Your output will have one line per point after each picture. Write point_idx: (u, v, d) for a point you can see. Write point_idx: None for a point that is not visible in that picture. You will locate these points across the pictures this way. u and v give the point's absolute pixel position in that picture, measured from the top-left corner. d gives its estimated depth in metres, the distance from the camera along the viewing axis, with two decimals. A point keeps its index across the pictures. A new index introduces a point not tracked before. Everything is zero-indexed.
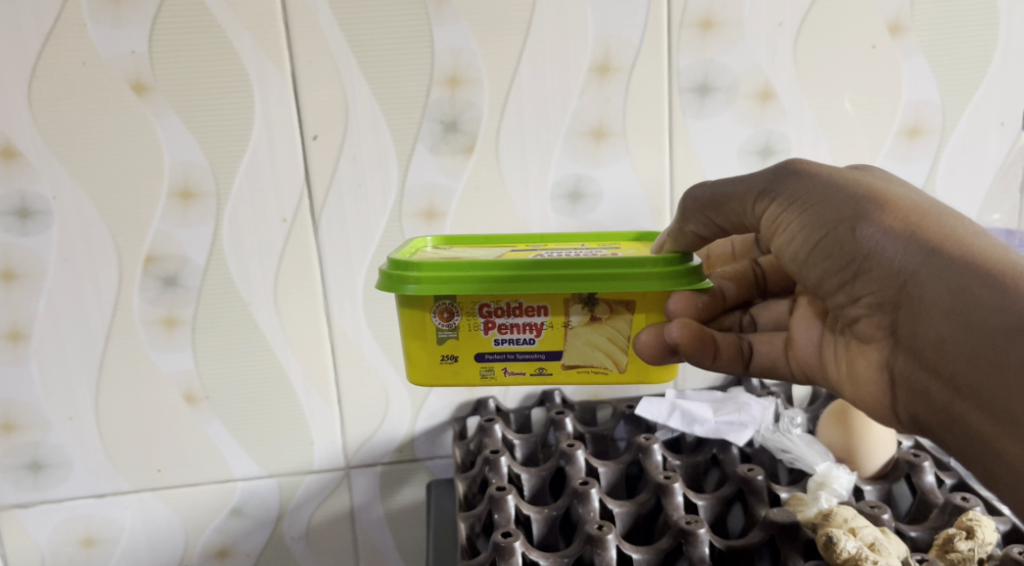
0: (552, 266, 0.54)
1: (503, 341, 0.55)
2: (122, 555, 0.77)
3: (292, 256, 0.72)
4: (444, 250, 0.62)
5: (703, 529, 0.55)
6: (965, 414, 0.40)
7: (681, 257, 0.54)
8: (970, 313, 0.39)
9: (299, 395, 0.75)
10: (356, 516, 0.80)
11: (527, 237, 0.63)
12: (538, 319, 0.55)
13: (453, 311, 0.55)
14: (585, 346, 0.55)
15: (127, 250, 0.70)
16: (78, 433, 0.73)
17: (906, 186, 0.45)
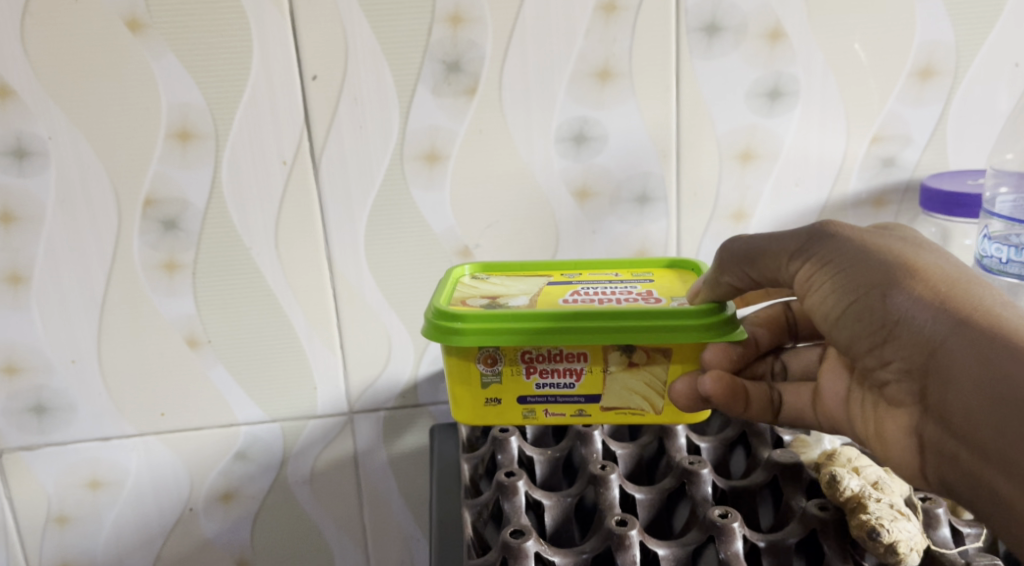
0: (593, 318, 0.54)
1: (545, 384, 0.56)
2: (127, 499, 0.78)
3: (292, 200, 0.71)
4: (482, 288, 0.62)
5: (706, 469, 0.56)
6: (993, 483, 0.41)
7: (716, 307, 0.55)
8: (998, 384, 0.40)
9: (301, 341, 0.75)
10: (360, 461, 0.80)
11: (561, 267, 0.66)
12: (579, 366, 0.55)
13: (497, 357, 0.55)
14: (623, 390, 0.55)
15: (127, 193, 0.69)
16: (81, 376, 0.73)
17: (939, 254, 0.47)
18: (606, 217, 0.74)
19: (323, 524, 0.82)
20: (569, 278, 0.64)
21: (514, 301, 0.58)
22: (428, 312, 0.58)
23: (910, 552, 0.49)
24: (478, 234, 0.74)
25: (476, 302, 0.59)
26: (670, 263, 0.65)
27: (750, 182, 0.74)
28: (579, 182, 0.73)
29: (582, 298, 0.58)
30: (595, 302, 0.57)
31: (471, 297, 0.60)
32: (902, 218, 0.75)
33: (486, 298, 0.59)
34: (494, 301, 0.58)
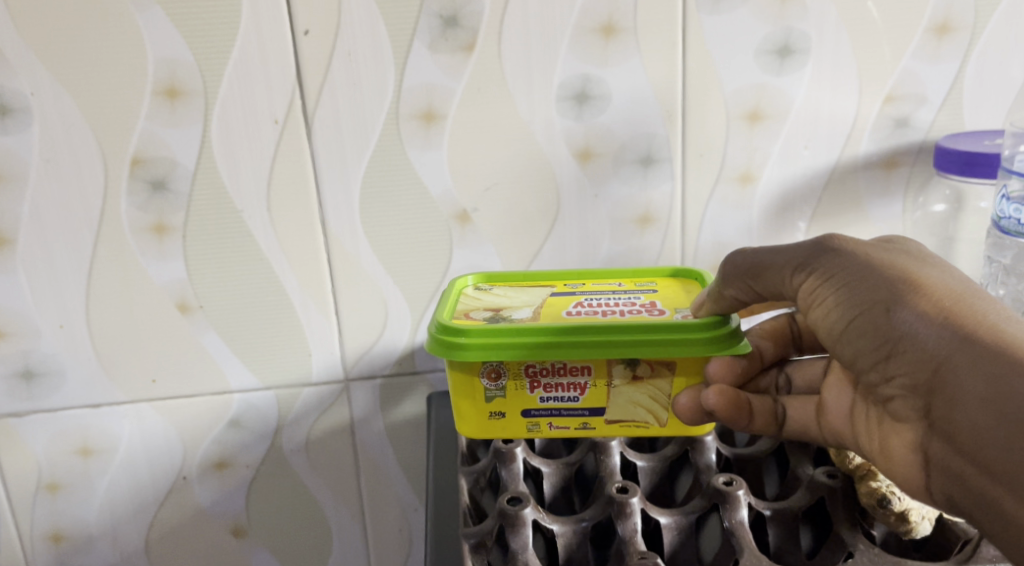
0: (597, 332, 0.53)
1: (549, 398, 0.55)
2: (119, 467, 0.77)
3: (285, 160, 0.69)
4: (484, 299, 0.62)
5: (709, 438, 0.58)
6: (997, 499, 0.42)
7: (720, 320, 0.54)
8: (1003, 403, 0.41)
9: (295, 307, 0.73)
10: (357, 429, 0.78)
11: (564, 275, 0.66)
12: (582, 379, 0.54)
13: (500, 371, 0.54)
14: (627, 402, 0.55)
15: (113, 152, 0.66)
16: (70, 341, 0.71)
17: (943, 268, 0.47)
18: (608, 180, 0.72)
19: (319, 493, 0.81)
20: (573, 287, 0.64)
21: (517, 313, 0.58)
22: (432, 326, 0.57)
23: (922, 521, 0.50)
24: (476, 197, 0.71)
25: (479, 315, 0.58)
26: (674, 271, 0.64)
27: (758, 143, 0.71)
28: (581, 143, 0.71)
29: (586, 310, 0.58)
30: (598, 315, 0.56)
31: (474, 310, 0.59)
32: (915, 181, 0.73)
33: (489, 310, 0.59)
34: (497, 314, 0.58)
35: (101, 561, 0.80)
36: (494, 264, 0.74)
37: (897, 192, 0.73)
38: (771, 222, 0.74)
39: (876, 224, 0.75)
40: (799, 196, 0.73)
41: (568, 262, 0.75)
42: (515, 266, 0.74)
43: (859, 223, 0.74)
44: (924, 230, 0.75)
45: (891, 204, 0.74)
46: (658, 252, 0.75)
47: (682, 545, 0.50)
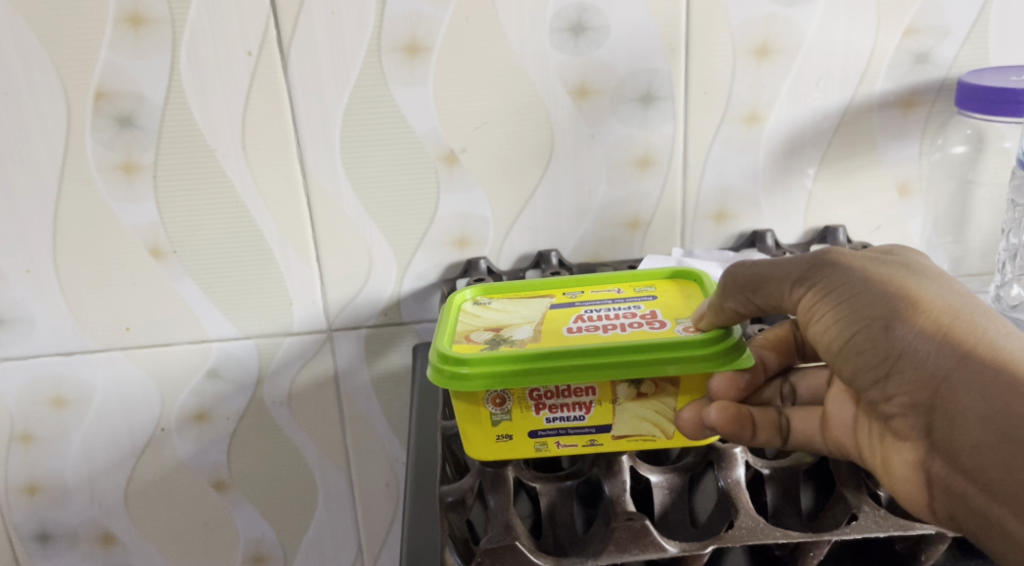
0: (608, 353, 0.46)
1: (554, 418, 0.47)
2: (94, 418, 0.74)
3: (260, 95, 0.64)
4: (482, 314, 0.53)
5: None
6: (1001, 519, 0.38)
7: (722, 332, 0.48)
8: (1004, 421, 0.37)
9: (275, 253, 0.70)
10: (341, 381, 0.75)
11: (560, 281, 0.57)
12: (588, 399, 0.47)
13: (505, 395, 0.46)
14: (636, 420, 0.47)
15: (75, 85, 0.62)
16: (38, 285, 0.68)
17: (943, 282, 0.43)
18: (606, 119, 0.67)
19: (303, 447, 0.78)
20: (572, 296, 0.55)
21: (517, 333, 0.50)
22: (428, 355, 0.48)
23: None
24: (465, 137, 0.67)
25: (479, 337, 0.50)
26: (672, 272, 0.56)
27: (766, 81, 0.67)
28: (576, 80, 0.66)
29: (590, 325, 0.50)
30: (605, 332, 0.49)
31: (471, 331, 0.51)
32: (933, 122, 0.68)
33: (489, 330, 0.51)
34: (497, 335, 0.50)
35: (79, 514, 0.78)
36: (484, 210, 0.70)
37: (913, 134, 0.69)
38: (778, 166, 0.70)
39: (889, 168, 0.70)
40: (808, 139, 0.69)
41: (563, 208, 0.70)
42: (506, 212, 0.70)
43: (872, 167, 0.70)
44: (942, 174, 0.71)
45: (906, 146, 0.69)
46: (657, 198, 0.71)
47: (674, 505, 0.46)
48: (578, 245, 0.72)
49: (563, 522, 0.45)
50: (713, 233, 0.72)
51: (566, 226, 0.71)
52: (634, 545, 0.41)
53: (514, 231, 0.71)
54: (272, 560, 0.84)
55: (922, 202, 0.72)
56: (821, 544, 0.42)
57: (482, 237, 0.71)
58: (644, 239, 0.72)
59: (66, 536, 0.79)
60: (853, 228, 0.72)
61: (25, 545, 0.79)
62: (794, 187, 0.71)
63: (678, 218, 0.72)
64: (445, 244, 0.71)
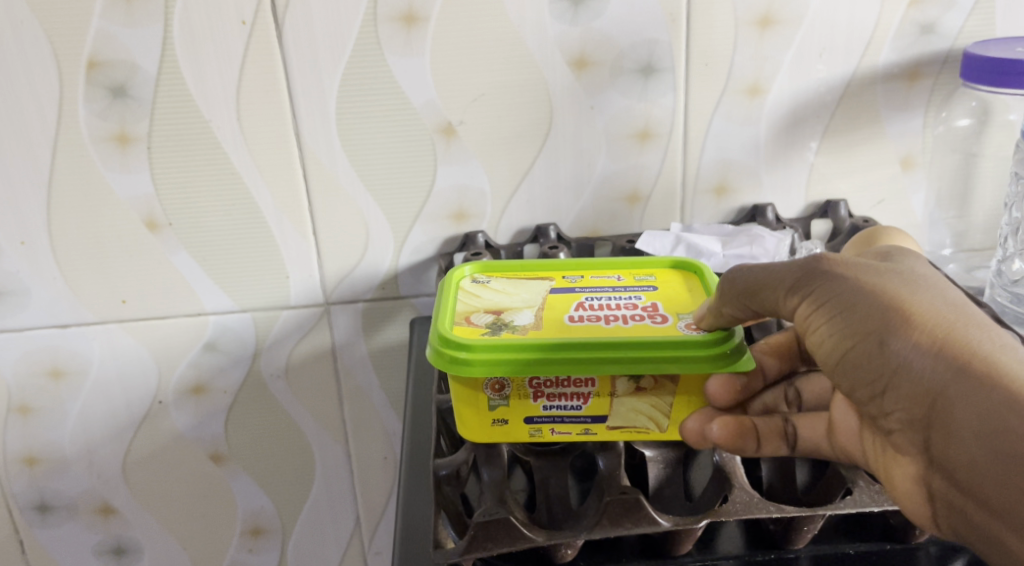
0: (616, 347, 0.41)
1: (552, 407, 0.43)
2: (92, 390, 0.74)
3: (255, 65, 0.63)
4: (479, 293, 0.47)
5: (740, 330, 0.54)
6: (1000, 537, 0.37)
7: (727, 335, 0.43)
8: (1002, 440, 0.36)
9: (271, 226, 0.69)
10: (338, 353, 0.75)
11: (561, 263, 0.52)
12: (588, 390, 0.42)
13: (505, 380, 0.42)
14: (633, 413, 0.43)
15: (67, 54, 0.61)
16: (33, 257, 0.68)
17: (937, 286, 0.41)
18: (606, 91, 0.66)
19: (301, 419, 0.78)
20: (572, 279, 0.50)
21: (519, 318, 0.44)
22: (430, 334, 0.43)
23: None
24: (463, 109, 0.66)
25: (479, 320, 0.44)
26: (674, 262, 0.51)
27: (768, 52, 0.66)
28: (576, 51, 0.65)
29: (596, 314, 0.45)
30: (614, 323, 0.44)
31: (473, 312, 0.45)
32: (938, 94, 0.67)
33: (489, 312, 0.45)
34: (498, 319, 0.44)
35: (77, 485, 0.78)
36: (482, 183, 0.69)
37: (918, 107, 0.68)
38: (780, 140, 0.69)
39: (893, 141, 0.69)
40: (810, 111, 0.68)
41: (562, 181, 0.70)
42: (505, 185, 0.70)
43: (876, 141, 0.69)
44: (946, 147, 0.70)
45: (910, 119, 0.68)
46: (657, 172, 0.70)
47: (669, 480, 0.45)
48: (577, 220, 0.72)
49: (557, 497, 0.44)
50: (714, 207, 0.72)
51: (564, 199, 0.71)
52: (627, 519, 0.40)
53: (512, 205, 0.70)
54: (270, 531, 0.84)
55: (926, 176, 0.71)
56: (815, 517, 0.42)
57: (479, 211, 0.70)
58: (644, 213, 0.72)
59: (66, 507, 0.79)
60: (855, 202, 0.72)
61: (25, 516, 0.79)
62: (795, 161, 0.70)
63: (678, 193, 0.71)
64: (443, 217, 0.70)
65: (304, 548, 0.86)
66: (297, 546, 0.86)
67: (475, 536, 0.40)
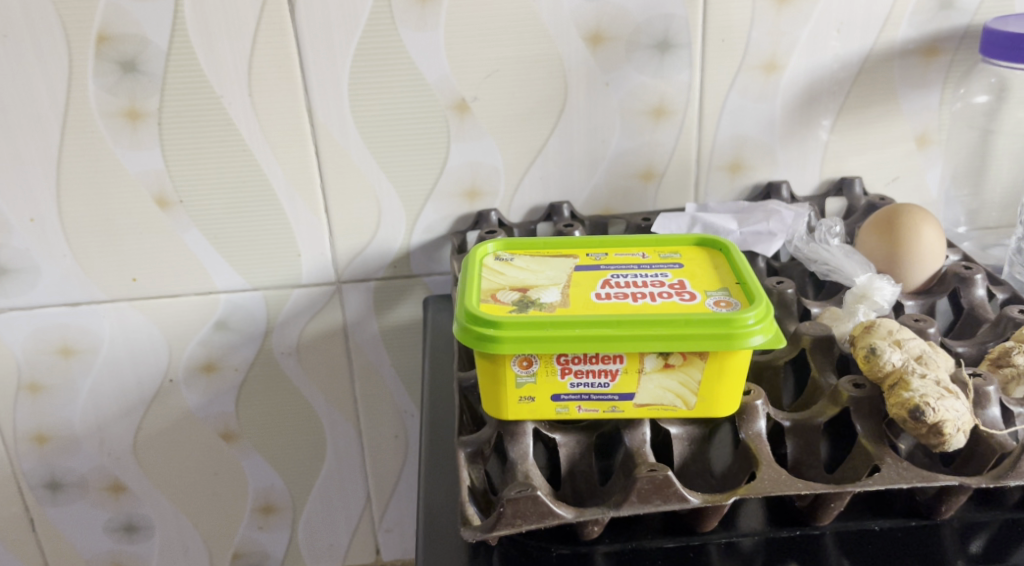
0: (646, 325, 0.40)
1: (580, 385, 0.41)
2: (101, 367, 0.73)
3: (266, 39, 0.62)
4: (502, 272, 0.46)
5: (791, 289, 0.53)
6: None
7: (764, 307, 0.41)
8: None
9: (282, 203, 0.68)
10: (350, 332, 0.75)
11: (584, 241, 0.49)
12: (615, 366, 0.41)
13: (533, 356, 0.40)
14: (660, 390, 0.42)
15: (76, 28, 0.60)
16: (42, 233, 0.67)
17: None
18: (622, 67, 0.66)
19: (312, 398, 0.78)
20: (596, 257, 0.48)
21: (545, 296, 0.43)
22: (457, 316, 0.41)
23: (956, 434, 0.41)
24: (477, 85, 0.66)
25: (505, 298, 0.42)
26: (701, 239, 0.48)
27: (786, 28, 0.65)
28: (591, 26, 0.64)
29: (622, 292, 0.43)
30: (642, 301, 0.42)
31: (499, 290, 0.43)
32: (955, 71, 0.67)
33: (515, 290, 0.43)
34: (524, 297, 0.43)
35: (88, 463, 0.78)
36: (495, 160, 0.69)
37: (935, 83, 0.67)
38: (795, 117, 0.68)
39: (909, 119, 0.69)
40: (826, 89, 0.67)
41: (575, 157, 0.69)
42: (517, 162, 0.69)
43: (892, 118, 0.69)
44: (962, 123, 0.69)
45: (926, 97, 0.68)
46: (671, 149, 0.69)
47: (694, 456, 0.44)
48: (590, 198, 0.71)
49: (582, 474, 0.44)
50: (729, 184, 0.71)
51: (578, 176, 0.70)
52: (656, 496, 0.39)
53: (525, 182, 0.70)
54: (282, 508, 0.84)
55: (941, 153, 0.70)
56: (841, 496, 0.41)
57: (492, 188, 0.70)
58: (658, 190, 0.71)
59: (76, 485, 0.79)
60: (869, 180, 0.72)
61: (35, 495, 0.79)
62: (809, 140, 0.70)
63: (691, 170, 0.70)
64: (455, 195, 0.70)
65: (314, 526, 0.86)
66: (308, 523, 0.86)
67: (504, 513, 0.39)
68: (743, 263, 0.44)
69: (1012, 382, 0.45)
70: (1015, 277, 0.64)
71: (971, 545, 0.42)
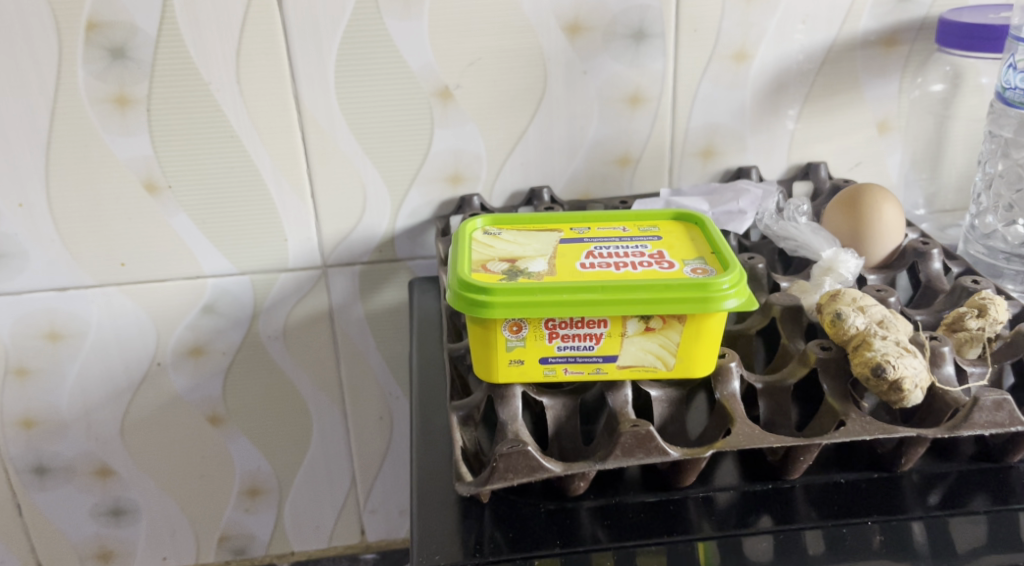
0: (629, 289, 0.42)
1: (566, 348, 0.44)
2: (89, 352, 0.74)
3: (254, 28, 0.64)
4: (491, 244, 0.48)
5: (761, 265, 0.56)
6: None
7: (739, 273, 0.44)
8: None
9: (269, 188, 0.70)
10: (335, 315, 0.76)
11: (568, 216, 0.52)
12: (600, 330, 0.43)
13: (522, 321, 0.43)
14: (641, 352, 0.44)
15: (67, 16, 0.62)
16: (31, 219, 0.68)
17: None
18: (598, 55, 0.68)
19: (298, 381, 0.80)
20: (580, 231, 0.50)
21: (533, 266, 0.45)
22: (451, 284, 0.43)
23: (915, 390, 0.44)
24: (459, 73, 0.68)
25: (495, 268, 0.45)
26: (679, 214, 0.51)
27: (755, 19, 0.68)
28: (570, 16, 0.67)
29: (605, 261, 0.45)
30: (624, 269, 0.44)
31: (489, 261, 0.46)
32: (914, 60, 0.71)
33: (504, 261, 0.46)
34: (513, 266, 0.45)
35: (75, 447, 0.79)
36: (477, 146, 0.71)
37: (895, 72, 0.71)
38: (763, 105, 0.72)
39: (871, 107, 0.73)
40: (791, 78, 0.71)
41: (555, 144, 0.72)
42: (498, 148, 0.71)
43: (854, 106, 0.72)
44: (921, 110, 0.73)
45: (887, 85, 0.72)
46: (647, 135, 0.72)
47: (673, 417, 0.46)
48: (569, 183, 0.74)
49: (568, 434, 0.46)
50: (702, 169, 0.74)
51: (558, 163, 0.73)
52: (639, 450, 0.42)
53: (507, 168, 0.72)
54: (268, 491, 0.86)
55: (902, 139, 0.74)
56: (809, 448, 0.44)
57: (474, 174, 0.72)
58: (634, 176, 0.74)
59: (63, 470, 0.80)
60: (834, 164, 0.75)
61: (22, 480, 0.80)
62: (777, 128, 0.73)
63: (666, 156, 0.73)
64: (439, 180, 0.72)
65: (300, 508, 0.88)
66: (293, 505, 0.87)
67: (497, 467, 0.41)
68: (718, 233, 0.47)
69: (966, 344, 0.48)
70: (971, 253, 0.68)
71: (928, 496, 0.45)
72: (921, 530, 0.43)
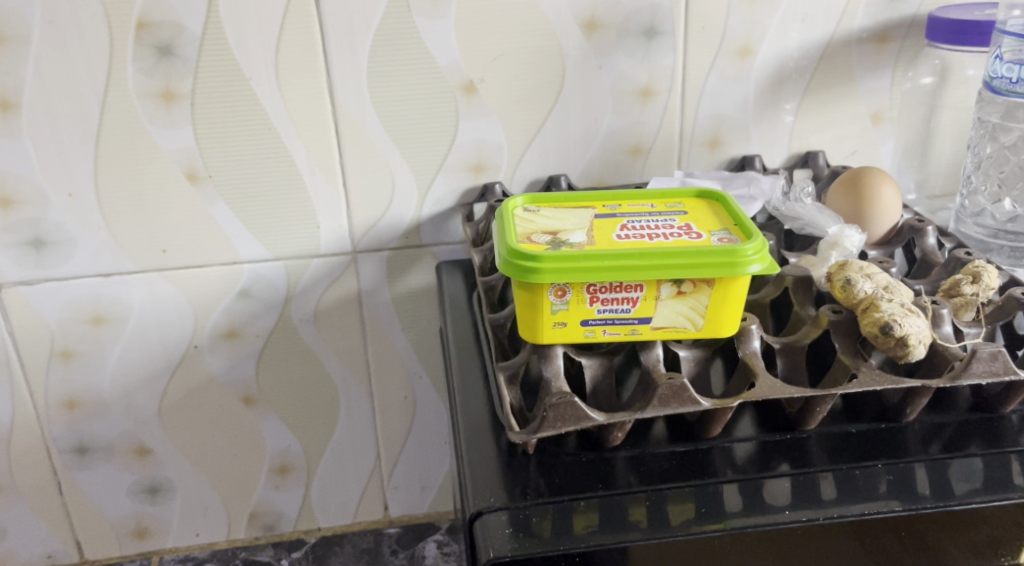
0: (663, 256, 0.47)
1: (605, 311, 0.48)
2: (130, 336, 0.78)
3: (292, 27, 0.68)
4: (533, 220, 0.52)
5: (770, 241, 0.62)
6: None
7: (760, 240, 0.48)
8: None
9: (304, 177, 0.74)
10: (364, 298, 0.80)
11: (598, 195, 0.56)
12: (636, 294, 0.48)
13: (567, 286, 0.47)
14: (673, 314, 0.49)
15: (118, 16, 0.66)
16: (80, 208, 0.72)
17: None
18: (613, 51, 0.73)
19: (328, 362, 0.84)
20: (611, 208, 0.55)
21: (574, 237, 0.49)
22: (502, 254, 0.48)
23: (918, 345, 0.49)
24: (483, 68, 0.72)
25: (539, 240, 0.49)
26: (700, 192, 0.56)
27: (757, 17, 0.73)
28: (587, 15, 0.71)
29: (639, 233, 0.50)
30: (657, 239, 0.49)
31: (533, 233, 0.50)
32: (905, 55, 0.76)
33: (546, 233, 0.50)
34: (555, 238, 0.49)
35: (115, 428, 0.82)
36: (499, 137, 0.75)
37: (887, 66, 0.76)
38: (765, 97, 0.77)
39: (866, 99, 0.78)
40: (792, 73, 0.76)
41: (572, 135, 0.76)
42: (519, 138, 0.76)
43: (850, 98, 0.78)
44: (911, 102, 0.78)
45: (880, 78, 0.77)
46: (657, 127, 0.77)
47: (699, 374, 0.51)
48: (584, 171, 0.79)
49: (605, 391, 0.51)
50: (709, 157, 0.79)
51: (575, 152, 0.77)
52: (674, 400, 0.47)
53: (527, 157, 0.77)
54: (296, 469, 0.89)
55: (894, 129, 0.80)
56: (825, 398, 0.49)
57: (496, 163, 0.77)
58: (645, 164, 0.79)
59: (103, 450, 0.83)
60: (831, 152, 0.80)
61: (64, 460, 0.83)
62: (777, 120, 0.78)
63: (675, 146, 0.78)
64: (463, 169, 0.76)
65: (327, 485, 0.91)
66: (320, 483, 0.91)
67: (547, 416, 0.46)
68: (738, 208, 0.52)
69: (962, 307, 0.53)
70: (962, 231, 0.73)
71: (929, 442, 0.50)
72: (924, 470, 0.48)
